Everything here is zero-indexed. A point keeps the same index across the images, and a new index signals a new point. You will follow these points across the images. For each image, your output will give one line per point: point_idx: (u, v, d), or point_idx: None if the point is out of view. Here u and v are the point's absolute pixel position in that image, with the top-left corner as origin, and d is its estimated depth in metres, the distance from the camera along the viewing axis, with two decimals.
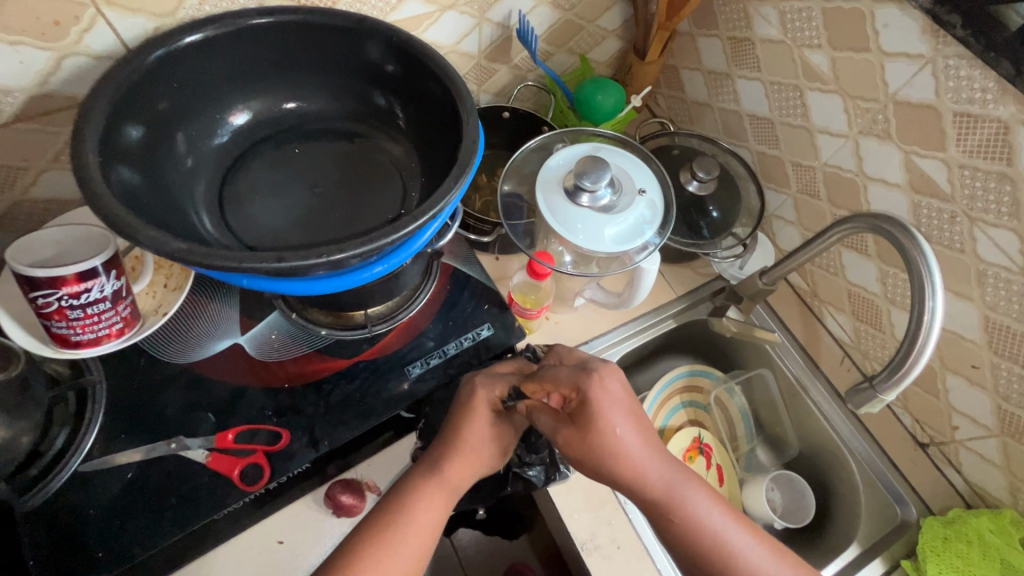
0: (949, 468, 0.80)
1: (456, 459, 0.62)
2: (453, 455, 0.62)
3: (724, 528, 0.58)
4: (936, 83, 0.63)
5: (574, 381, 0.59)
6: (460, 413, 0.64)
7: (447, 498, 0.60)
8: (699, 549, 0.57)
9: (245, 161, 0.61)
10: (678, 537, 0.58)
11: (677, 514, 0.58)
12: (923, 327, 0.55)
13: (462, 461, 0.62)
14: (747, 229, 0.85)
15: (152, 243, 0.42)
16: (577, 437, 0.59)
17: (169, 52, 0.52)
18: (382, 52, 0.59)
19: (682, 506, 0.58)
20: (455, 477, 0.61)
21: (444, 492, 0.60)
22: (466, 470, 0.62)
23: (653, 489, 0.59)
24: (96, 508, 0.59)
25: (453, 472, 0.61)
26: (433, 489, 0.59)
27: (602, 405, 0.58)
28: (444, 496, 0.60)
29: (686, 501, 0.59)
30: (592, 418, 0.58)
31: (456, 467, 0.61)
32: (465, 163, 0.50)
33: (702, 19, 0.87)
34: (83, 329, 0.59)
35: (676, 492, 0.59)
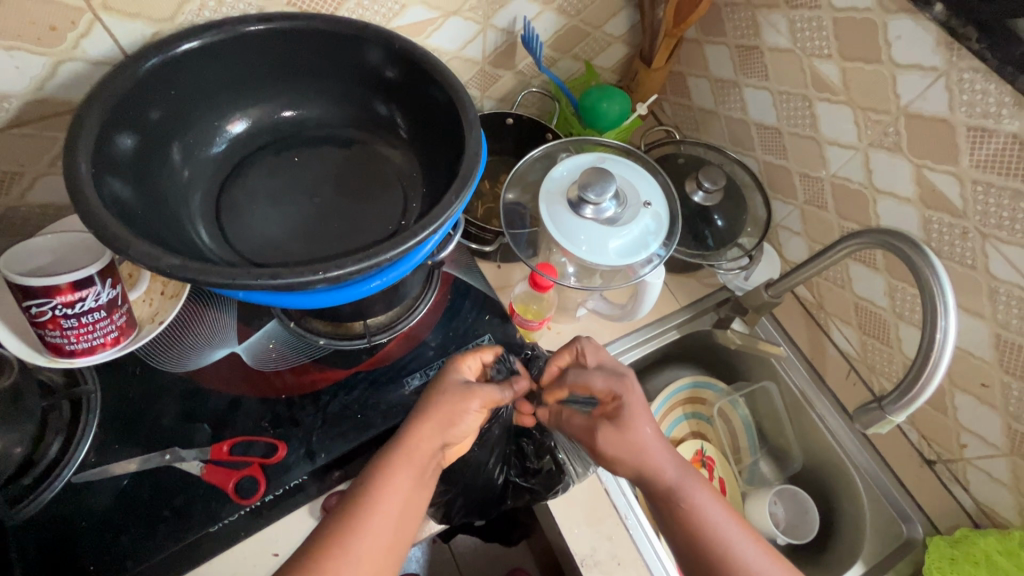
0: (956, 487, 0.78)
1: (423, 424, 0.57)
2: (421, 420, 0.57)
3: (722, 525, 0.56)
4: (950, 96, 0.62)
5: (613, 385, 0.61)
6: (437, 386, 0.60)
7: (411, 466, 0.55)
8: (702, 545, 0.56)
9: (243, 169, 0.60)
10: (681, 531, 0.57)
11: (680, 511, 0.57)
12: (935, 345, 0.54)
13: (427, 422, 0.57)
14: (752, 240, 0.83)
15: (143, 258, 0.41)
16: (614, 433, 0.60)
17: (164, 60, 0.51)
18: (383, 58, 0.58)
19: (688, 504, 0.57)
20: (421, 443, 0.56)
21: (409, 463, 0.55)
22: (431, 436, 0.57)
23: (661, 483, 0.58)
24: (89, 519, 0.58)
25: (417, 439, 0.56)
26: (398, 460, 0.55)
27: (638, 407, 0.60)
28: (410, 466, 0.55)
29: (693, 498, 0.57)
30: (624, 414, 0.60)
31: (421, 432, 0.57)
32: (468, 176, 0.49)
33: (709, 26, 0.86)
34: (78, 338, 0.58)
35: (685, 489, 0.58)
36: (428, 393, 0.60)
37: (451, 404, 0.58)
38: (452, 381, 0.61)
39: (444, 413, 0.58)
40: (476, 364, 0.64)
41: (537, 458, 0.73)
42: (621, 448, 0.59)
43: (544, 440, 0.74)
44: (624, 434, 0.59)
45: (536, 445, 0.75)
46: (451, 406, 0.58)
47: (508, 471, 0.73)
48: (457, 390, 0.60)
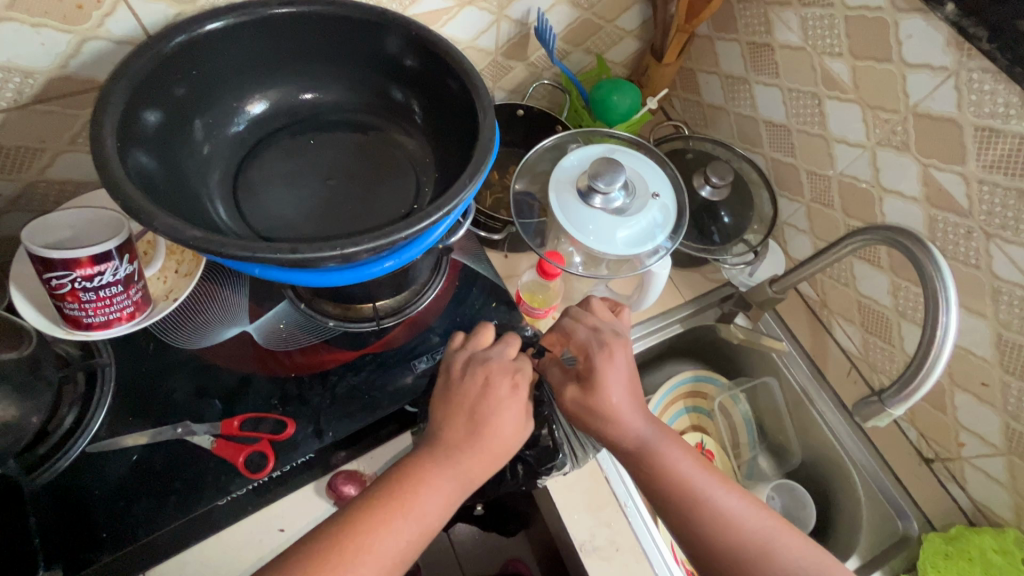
0: (953, 485, 0.79)
1: (478, 454, 0.57)
2: (477, 451, 0.57)
3: (695, 477, 0.59)
4: (958, 96, 0.63)
5: (589, 346, 0.63)
6: (478, 372, 0.60)
7: (458, 488, 0.56)
8: (681, 496, 0.58)
9: (260, 150, 0.61)
10: (655, 486, 0.59)
11: (655, 468, 0.59)
12: (936, 340, 0.54)
13: (484, 456, 0.57)
14: (758, 236, 0.84)
15: (166, 230, 0.42)
16: (583, 395, 0.61)
17: (188, 38, 0.52)
18: (401, 45, 0.59)
19: (662, 461, 0.59)
20: (477, 472, 0.56)
21: (457, 483, 0.56)
22: (487, 467, 0.57)
23: (629, 443, 0.60)
24: (102, 488, 0.59)
25: (474, 465, 0.56)
26: (445, 478, 0.56)
27: (613, 369, 0.61)
28: (453, 486, 0.56)
29: (666, 455, 0.60)
30: (595, 376, 0.61)
31: (479, 460, 0.57)
32: (481, 161, 0.50)
33: (721, 22, 0.86)
34: (95, 311, 0.59)
35: (660, 449, 0.60)
36: (484, 411, 0.58)
37: (513, 438, 0.59)
38: (521, 407, 0.60)
39: (500, 442, 0.58)
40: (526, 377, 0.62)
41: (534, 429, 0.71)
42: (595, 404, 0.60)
43: (545, 414, 0.71)
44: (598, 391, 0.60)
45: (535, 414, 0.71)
46: (509, 433, 0.58)
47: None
48: (520, 421, 0.59)
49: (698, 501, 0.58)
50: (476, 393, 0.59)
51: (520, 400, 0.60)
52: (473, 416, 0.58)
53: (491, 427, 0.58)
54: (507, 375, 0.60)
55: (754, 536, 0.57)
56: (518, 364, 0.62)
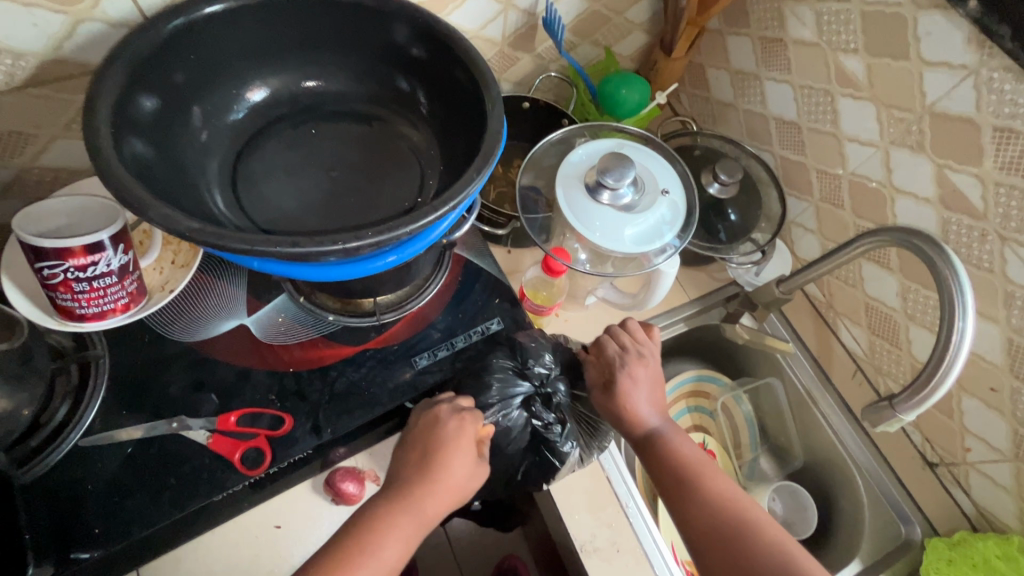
0: (957, 490, 0.78)
1: (435, 494, 0.60)
2: (435, 491, 0.60)
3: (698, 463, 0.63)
4: (977, 95, 0.61)
5: (616, 363, 0.69)
6: (428, 412, 0.64)
7: (416, 529, 0.58)
8: (681, 481, 0.61)
9: (260, 139, 0.59)
10: (660, 470, 0.63)
11: (659, 451, 0.64)
12: (951, 344, 0.53)
13: (437, 494, 0.60)
14: (766, 236, 0.83)
15: (163, 220, 0.40)
16: (605, 400, 0.68)
17: (187, 22, 0.50)
18: (408, 34, 0.57)
19: (666, 446, 0.64)
20: (434, 512, 0.60)
21: (416, 523, 0.58)
22: (442, 505, 0.60)
23: (641, 431, 0.66)
24: (94, 484, 0.58)
25: (429, 504, 0.59)
26: (404, 517, 0.58)
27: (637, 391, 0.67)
28: (413, 526, 0.58)
29: (672, 444, 0.64)
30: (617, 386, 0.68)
31: (435, 500, 0.60)
32: (489, 153, 0.49)
33: (733, 16, 0.84)
34: (89, 302, 0.58)
35: (666, 437, 0.65)
36: (438, 454, 0.61)
37: (466, 478, 0.62)
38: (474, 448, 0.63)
39: (453, 482, 0.61)
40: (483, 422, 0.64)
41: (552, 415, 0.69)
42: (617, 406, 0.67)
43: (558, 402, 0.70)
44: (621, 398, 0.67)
45: (546, 402, 0.69)
46: (461, 473, 0.62)
47: (530, 426, 0.68)
48: (472, 462, 0.63)
49: (696, 486, 0.61)
50: (426, 433, 0.62)
51: (466, 439, 0.62)
52: (426, 452, 0.61)
53: (443, 467, 0.61)
54: (453, 414, 0.63)
55: (749, 526, 0.58)
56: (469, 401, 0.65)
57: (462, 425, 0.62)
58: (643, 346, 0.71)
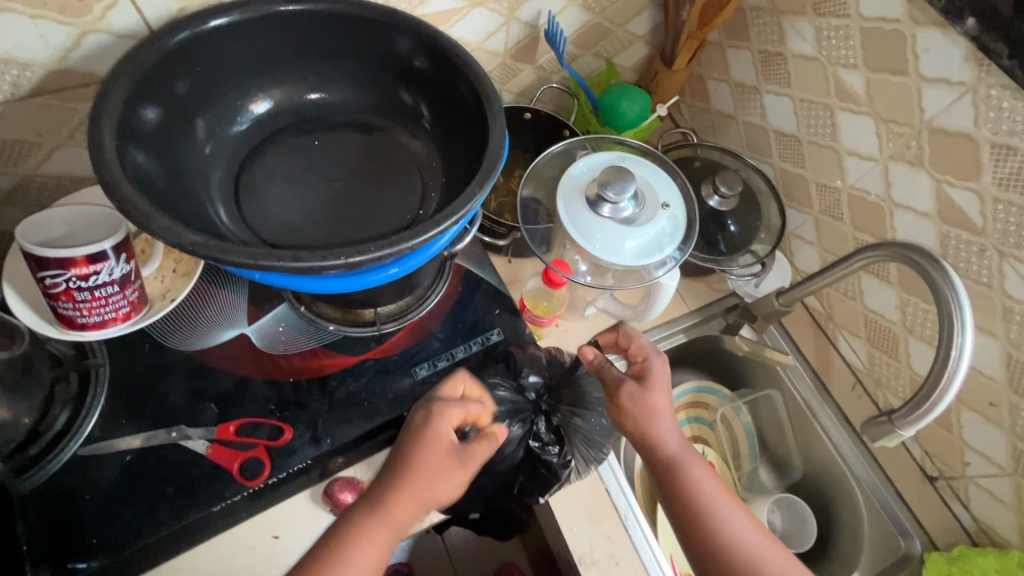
0: (956, 504, 0.78)
1: (399, 494, 0.56)
2: (398, 489, 0.56)
3: (716, 494, 0.62)
4: (975, 112, 0.61)
5: (649, 350, 0.68)
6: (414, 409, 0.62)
7: (385, 528, 0.55)
8: (696, 516, 0.61)
9: (263, 150, 0.59)
10: (677, 496, 0.62)
11: (680, 477, 0.62)
12: (950, 360, 0.53)
13: (403, 492, 0.56)
14: (766, 247, 0.83)
15: (165, 233, 0.40)
16: (641, 395, 0.65)
17: (192, 35, 0.50)
18: (411, 47, 0.57)
19: (686, 472, 0.63)
20: (402, 514, 0.56)
21: (382, 523, 0.55)
22: (409, 504, 0.56)
23: (663, 453, 0.63)
24: (93, 492, 0.58)
25: (394, 503, 0.56)
26: (371, 518, 0.55)
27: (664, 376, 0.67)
28: (381, 525, 0.55)
29: (691, 473, 0.62)
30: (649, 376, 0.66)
31: (398, 498, 0.56)
32: (491, 167, 0.49)
33: (733, 29, 0.85)
34: (90, 311, 0.58)
35: (688, 461, 0.63)
36: (404, 450, 0.58)
37: (435, 479, 0.57)
38: (439, 444, 0.58)
39: (419, 482, 0.57)
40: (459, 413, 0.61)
41: (550, 435, 0.73)
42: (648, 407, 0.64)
43: (557, 423, 0.73)
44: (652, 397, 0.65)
45: (547, 422, 0.73)
46: (428, 468, 0.57)
47: (525, 443, 0.72)
48: (443, 460, 0.58)
49: (711, 523, 0.60)
50: (405, 431, 0.61)
51: (434, 430, 0.59)
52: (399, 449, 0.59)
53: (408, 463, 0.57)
54: (425, 406, 0.61)
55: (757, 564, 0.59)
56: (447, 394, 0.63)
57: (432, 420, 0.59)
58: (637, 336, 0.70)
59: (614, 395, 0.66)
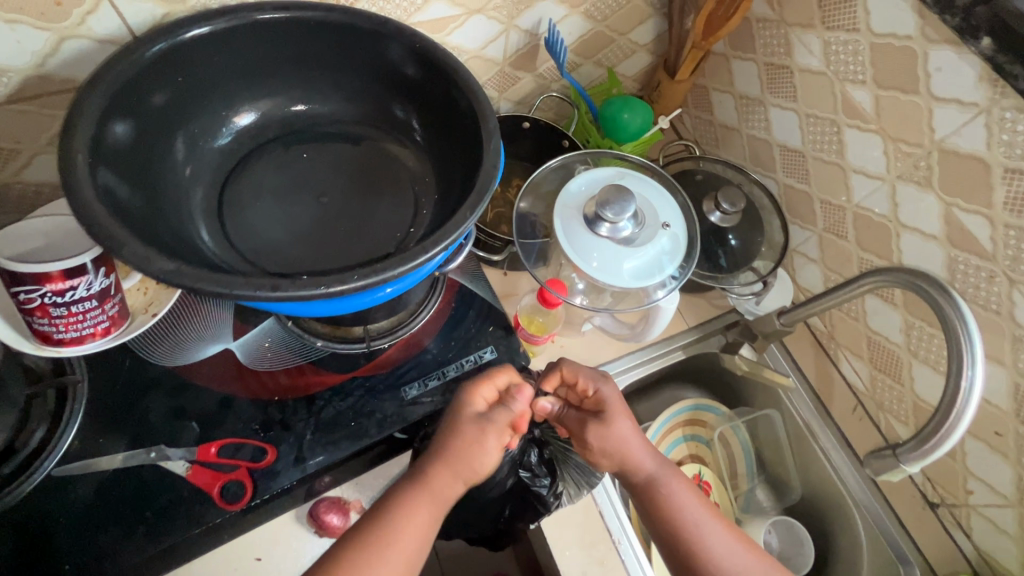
0: (958, 532, 0.76)
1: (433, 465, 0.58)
2: (432, 461, 0.58)
3: (695, 515, 0.62)
4: (988, 134, 0.59)
5: (596, 380, 0.67)
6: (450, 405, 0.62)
7: (432, 508, 0.56)
8: (679, 538, 0.61)
9: (249, 163, 0.57)
10: (660, 519, 0.62)
11: (659, 500, 0.63)
12: (960, 394, 0.51)
13: (445, 469, 0.58)
14: (768, 265, 0.81)
15: (136, 260, 0.38)
16: (605, 430, 0.65)
17: (169, 46, 0.48)
18: (404, 57, 0.55)
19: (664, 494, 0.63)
20: (441, 485, 0.57)
21: (430, 502, 0.57)
22: (453, 479, 0.58)
23: (642, 475, 0.64)
24: (66, 516, 0.56)
25: (438, 480, 0.57)
26: (408, 503, 0.56)
27: (618, 402, 0.66)
28: (426, 503, 0.56)
29: (669, 492, 0.63)
30: (608, 410, 0.66)
31: (441, 475, 0.58)
32: (484, 190, 0.47)
33: (738, 40, 0.83)
34: (66, 327, 0.56)
35: (666, 483, 0.63)
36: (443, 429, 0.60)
37: (470, 453, 0.58)
38: (469, 416, 0.60)
39: (453, 451, 0.58)
40: (489, 390, 0.62)
41: (541, 466, 0.71)
42: (607, 442, 0.64)
43: (549, 457, 0.73)
44: (611, 429, 0.65)
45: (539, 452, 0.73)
46: (467, 443, 0.58)
47: (516, 472, 0.71)
48: (471, 429, 0.59)
49: (698, 543, 0.61)
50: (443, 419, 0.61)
51: (468, 413, 0.60)
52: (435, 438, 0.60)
53: (449, 445, 0.58)
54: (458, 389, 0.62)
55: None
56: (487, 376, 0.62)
57: (465, 406, 0.60)
58: (586, 371, 0.68)
59: (580, 437, 0.67)
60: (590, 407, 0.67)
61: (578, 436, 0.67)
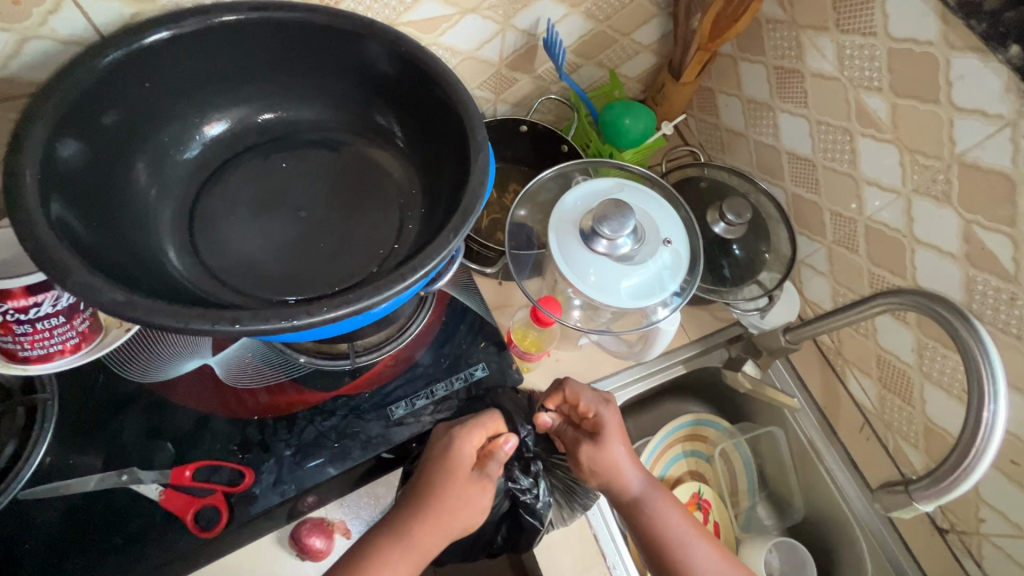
0: (969, 561, 0.73)
1: (427, 521, 0.55)
2: (425, 514, 0.55)
3: (684, 538, 0.60)
4: (1014, 149, 0.55)
5: (596, 403, 0.64)
6: (434, 448, 0.58)
7: (412, 564, 0.54)
8: (666, 561, 0.59)
9: (224, 174, 0.55)
10: (646, 543, 0.60)
11: (645, 523, 0.61)
12: (981, 429, 0.47)
13: (431, 525, 0.55)
14: (774, 278, 0.77)
15: (81, 290, 0.35)
16: (597, 453, 0.63)
17: (129, 52, 0.45)
18: (386, 60, 0.51)
19: (650, 515, 0.61)
20: (427, 541, 0.55)
21: (412, 559, 0.54)
22: (438, 535, 0.55)
23: (626, 497, 0.62)
24: (33, 542, 0.54)
25: (422, 535, 0.55)
26: (388, 549, 0.53)
27: (616, 427, 0.63)
28: (405, 558, 0.53)
29: (656, 513, 0.61)
30: (603, 433, 0.63)
31: (424, 530, 0.55)
32: (469, 210, 0.43)
33: (747, 42, 0.79)
34: (32, 344, 0.53)
35: (653, 503, 0.61)
36: (426, 475, 0.57)
37: (461, 510, 0.56)
38: (464, 473, 0.58)
39: (451, 507, 0.56)
40: (480, 436, 0.59)
41: (527, 477, 0.67)
42: (598, 462, 0.63)
43: (536, 470, 0.68)
44: (601, 452, 0.62)
45: (524, 466, 0.68)
46: (458, 500, 0.57)
47: (508, 494, 0.66)
48: (466, 485, 0.57)
49: (687, 565, 0.59)
50: (426, 466, 0.58)
51: (460, 466, 0.57)
52: (418, 487, 0.57)
53: (435, 496, 0.56)
54: (445, 435, 0.59)
55: None
56: (478, 421, 0.60)
57: (454, 457, 0.57)
58: (589, 394, 0.65)
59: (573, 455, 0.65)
60: (587, 428, 0.65)
61: (573, 455, 0.65)
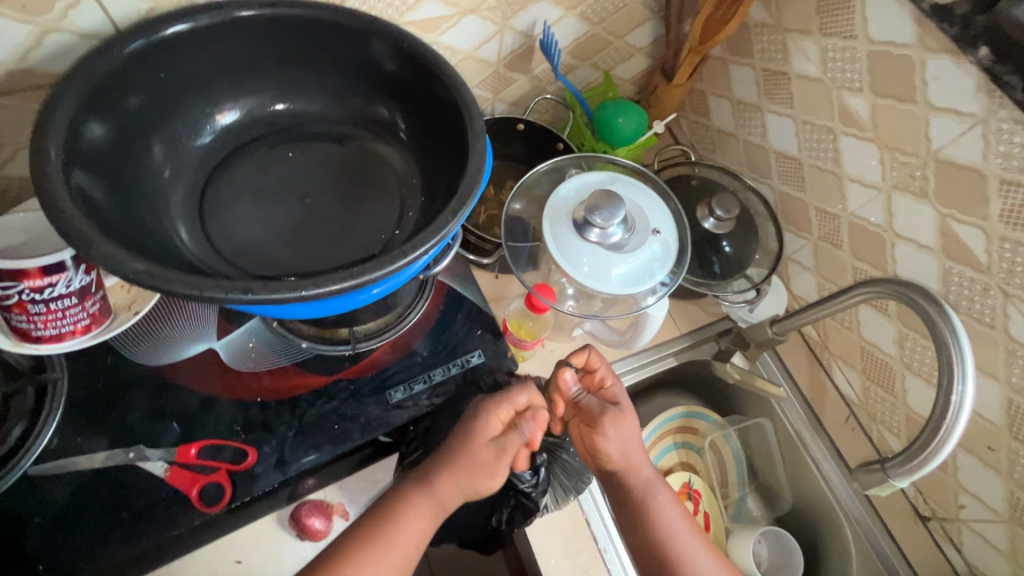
0: (949, 547, 0.76)
1: (449, 479, 0.59)
2: (445, 474, 0.59)
3: (682, 532, 0.64)
4: (985, 146, 0.58)
5: (614, 377, 0.68)
6: (466, 416, 0.62)
7: (431, 514, 0.58)
8: (663, 555, 0.63)
9: (232, 162, 0.57)
10: (646, 533, 0.64)
11: (650, 514, 0.64)
12: (950, 408, 0.50)
13: (451, 483, 0.59)
14: (761, 273, 0.80)
15: (104, 259, 0.38)
16: (621, 422, 0.65)
17: (150, 42, 0.47)
18: (389, 56, 0.54)
19: (655, 507, 0.64)
20: (444, 493, 0.59)
21: (432, 509, 0.58)
22: (456, 490, 0.59)
23: (638, 483, 0.65)
24: (42, 516, 0.55)
25: (443, 490, 0.59)
26: (409, 500, 0.58)
27: (628, 402, 0.68)
28: (424, 509, 0.58)
29: (661, 506, 0.65)
30: (620, 402, 0.67)
31: (445, 485, 0.59)
32: (466, 194, 0.46)
33: (736, 45, 0.82)
34: (45, 324, 0.55)
35: (659, 497, 0.65)
36: (453, 440, 0.61)
37: (478, 474, 0.59)
38: (485, 441, 0.60)
39: (471, 468, 0.59)
40: (507, 409, 0.61)
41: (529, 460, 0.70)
42: (621, 435, 0.64)
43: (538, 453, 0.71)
44: (623, 424, 0.65)
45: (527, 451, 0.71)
46: (478, 463, 0.59)
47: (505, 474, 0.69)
48: (486, 453, 0.59)
49: (682, 559, 0.62)
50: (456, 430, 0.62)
51: (482, 433, 0.60)
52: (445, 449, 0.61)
53: (456, 456, 0.59)
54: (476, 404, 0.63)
55: None
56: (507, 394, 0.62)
57: (478, 425, 0.60)
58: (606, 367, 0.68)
59: (595, 420, 0.65)
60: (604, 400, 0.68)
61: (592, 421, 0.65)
